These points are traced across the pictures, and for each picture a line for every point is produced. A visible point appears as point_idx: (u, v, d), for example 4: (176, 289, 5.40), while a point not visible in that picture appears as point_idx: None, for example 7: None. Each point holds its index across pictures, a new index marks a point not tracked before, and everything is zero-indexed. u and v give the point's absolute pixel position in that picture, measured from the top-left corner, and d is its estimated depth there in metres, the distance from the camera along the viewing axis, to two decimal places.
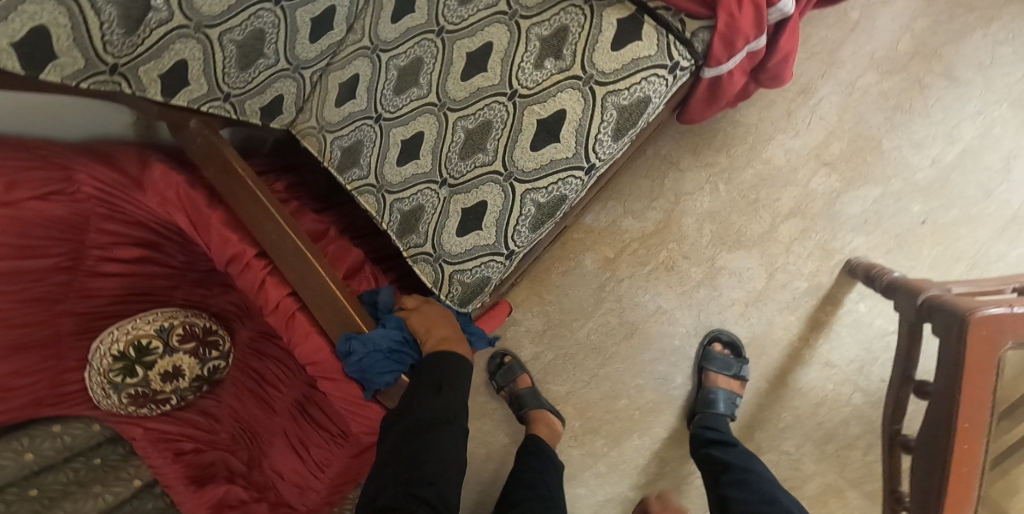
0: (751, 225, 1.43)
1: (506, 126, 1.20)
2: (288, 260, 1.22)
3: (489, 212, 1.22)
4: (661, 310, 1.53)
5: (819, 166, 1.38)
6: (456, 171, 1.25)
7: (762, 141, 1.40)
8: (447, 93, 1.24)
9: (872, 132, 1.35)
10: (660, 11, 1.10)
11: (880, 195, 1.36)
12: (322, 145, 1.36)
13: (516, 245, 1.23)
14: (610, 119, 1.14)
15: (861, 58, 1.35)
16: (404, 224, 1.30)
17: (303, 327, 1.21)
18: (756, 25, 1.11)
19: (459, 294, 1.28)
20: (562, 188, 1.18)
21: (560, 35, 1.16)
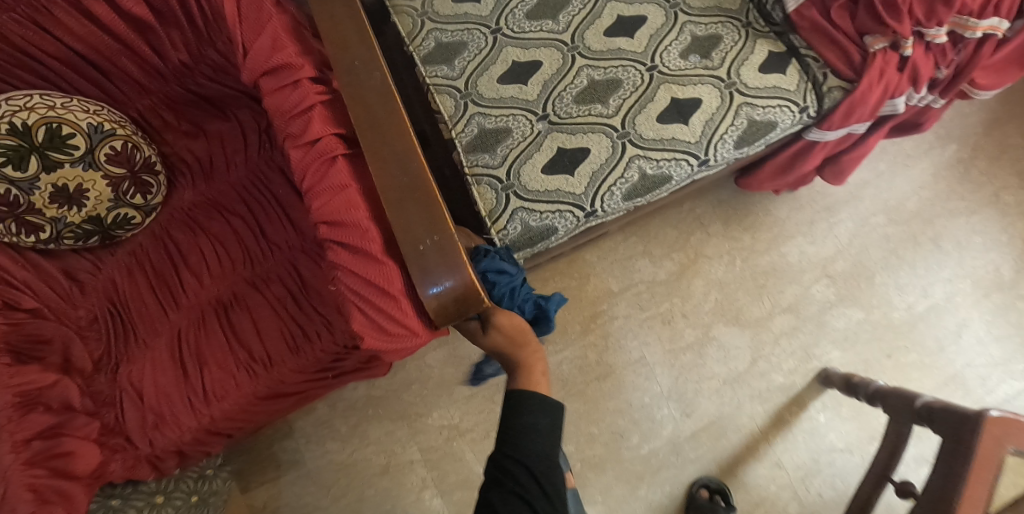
0: (752, 307, 1.48)
1: (636, 91, 1.14)
2: (363, 94, 0.95)
3: (587, 162, 1.11)
4: (644, 361, 1.46)
5: (822, 276, 1.48)
6: (564, 110, 1.15)
7: (783, 237, 1.48)
8: (585, 40, 1.19)
9: (870, 264, 1.47)
10: (808, 58, 1.14)
11: (861, 319, 1.47)
12: (416, 30, 1.23)
13: (602, 207, 1.11)
14: (739, 126, 1.12)
15: (877, 202, 1.48)
16: (476, 140, 1.14)
17: (341, 177, 0.92)
18: (872, 111, 1.15)
19: (515, 236, 1.09)
20: (673, 169, 1.11)
21: (713, 41, 1.16)
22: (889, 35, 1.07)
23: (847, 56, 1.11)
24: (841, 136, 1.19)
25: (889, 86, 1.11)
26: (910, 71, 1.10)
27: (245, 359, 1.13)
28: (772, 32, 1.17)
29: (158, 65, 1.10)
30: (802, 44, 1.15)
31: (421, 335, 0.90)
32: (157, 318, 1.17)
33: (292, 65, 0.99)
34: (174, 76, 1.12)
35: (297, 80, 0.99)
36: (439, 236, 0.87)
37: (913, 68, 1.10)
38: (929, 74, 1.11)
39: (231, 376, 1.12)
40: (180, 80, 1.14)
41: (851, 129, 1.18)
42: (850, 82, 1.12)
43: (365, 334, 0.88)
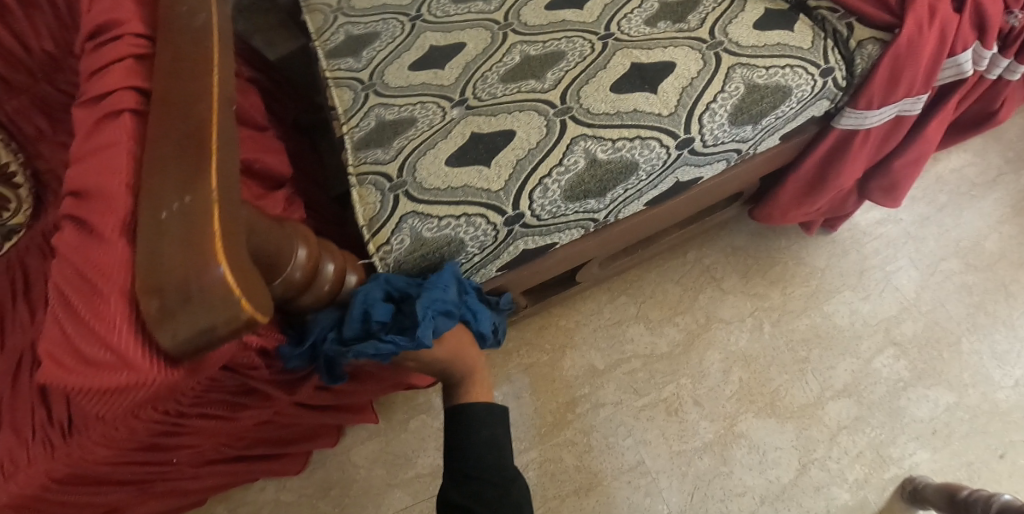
0: (792, 389, 1.05)
1: (583, 62, 0.86)
2: (176, 42, 0.66)
3: (509, 148, 0.80)
4: (645, 468, 1.02)
5: (886, 343, 1.06)
6: (487, 91, 0.85)
7: (824, 292, 1.09)
8: (523, 18, 0.93)
9: (950, 325, 1.06)
10: (821, 9, 0.83)
11: (952, 404, 1.03)
12: (325, 26, 0.97)
13: (534, 208, 0.78)
14: (734, 92, 0.81)
15: (944, 242, 1.10)
16: (369, 135, 0.84)
17: (112, 135, 0.62)
18: (926, 75, 0.81)
19: (408, 248, 0.76)
20: (637, 150, 0.80)
21: (688, 4, 0.89)
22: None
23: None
24: (890, 120, 0.85)
25: (945, 32, 0.78)
26: (970, 12, 0.78)
27: (42, 419, 0.67)
28: None
29: (21, 55, 0.83)
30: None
31: (138, 368, 0.50)
32: None
33: (119, 20, 0.71)
34: (41, 72, 0.85)
35: (116, 35, 0.70)
36: (193, 197, 0.51)
37: (974, 6, 0.78)
38: (999, 18, 0.79)
39: (21, 443, 0.67)
40: (49, 79, 0.86)
41: (903, 107, 0.84)
42: (887, 31, 0.79)
43: (47, 356, 0.54)
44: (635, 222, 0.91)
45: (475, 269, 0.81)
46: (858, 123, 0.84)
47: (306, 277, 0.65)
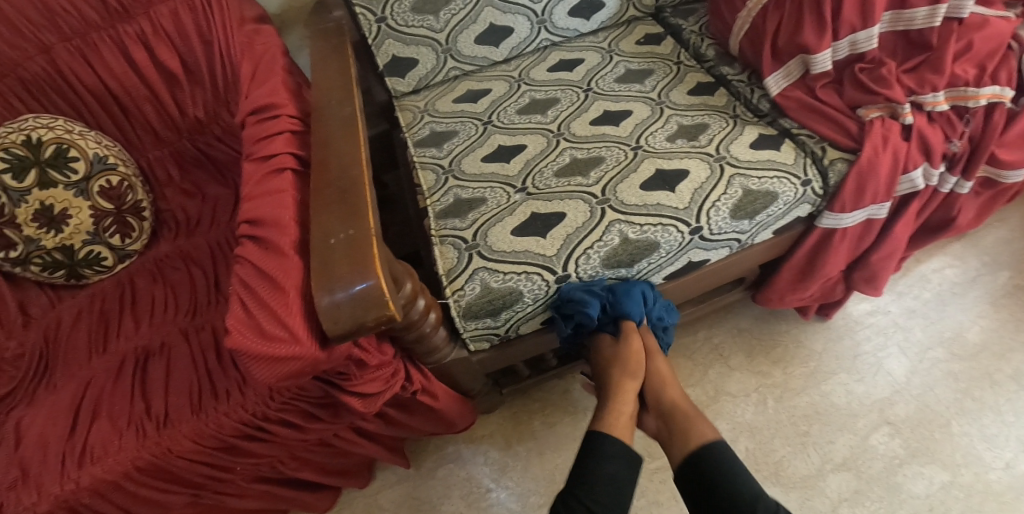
0: (795, 460, 1.13)
1: (619, 165, 1.00)
2: (329, 124, 0.85)
3: (562, 226, 0.93)
4: None
5: (881, 422, 1.15)
6: (543, 183, 1.00)
7: (822, 373, 1.20)
8: (570, 127, 1.08)
9: (940, 408, 1.16)
10: (802, 136, 1.00)
11: (948, 483, 1.10)
12: (414, 122, 1.13)
13: (578, 271, 0.91)
14: (733, 195, 0.95)
15: (930, 333, 1.22)
16: (449, 208, 0.98)
17: (279, 184, 0.80)
18: (888, 188, 0.98)
19: (472, 299, 0.89)
20: (659, 233, 0.93)
21: (700, 127, 1.05)
22: (884, 105, 0.96)
23: (842, 128, 0.98)
24: (861, 222, 1.00)
25: (898, 155, 0.96)
26: (916, 140, 0.96)
27: (138, 413, 0.86)
28: (760, 122, 1.05)
29: (177, 118, 1.07)
30: (794, 125, 1.02)
31: (302, 342, 0.65)
32: (79, 359, 0.95)
33: (277, 104, 0.92)
34: (187, 133, 1.09)
35: (277, 114, 0.91)
36: (356, 231, 0.70)
37: (920, 138, 0.97)
38: (940, 146, 0.98)
39: (115, 434, 0.84)
40: (192, 139, 1.10)
41: (871, 212, 1.00)
42: (852, 153, 0.97)
43: (233, 326, 0.67)
44: (657, 293, 1.01)
45: (523, 321, 0.93)
46: (834, 224, 0.99)
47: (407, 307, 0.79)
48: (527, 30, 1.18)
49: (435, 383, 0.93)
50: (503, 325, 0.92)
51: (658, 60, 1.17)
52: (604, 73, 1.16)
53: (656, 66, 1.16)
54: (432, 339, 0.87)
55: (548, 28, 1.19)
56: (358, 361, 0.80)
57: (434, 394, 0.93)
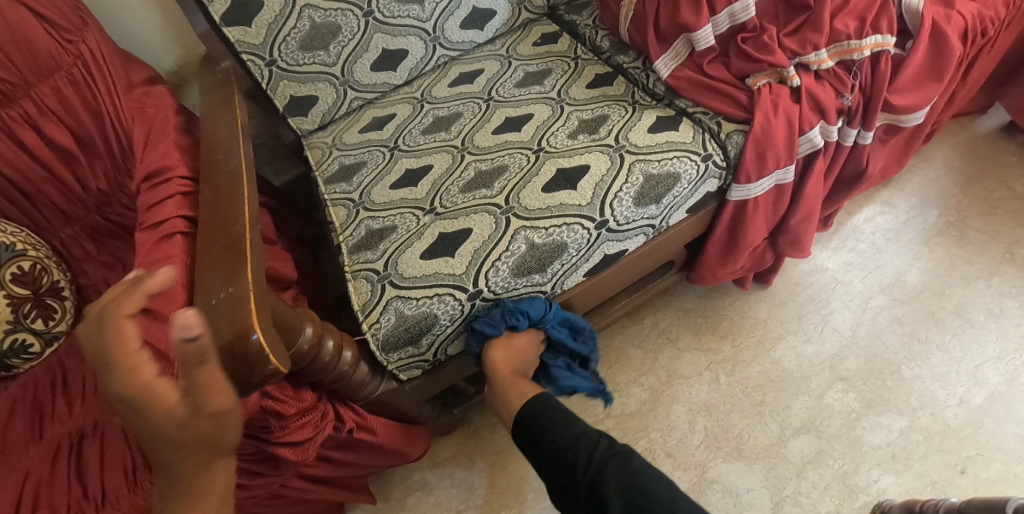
0: (755, 432, 1.13)
1: (521, 171, 1.01)
2: (215, 180, 0.86)
3: (469, 241, 0.95)
4: None
5: (834, 379, 1.16)
6: (450, 201, 1.01)
7: (770, 339, 1.20)
8: (474, 141, 1.09)
9: (889, 355, 1.16)
10: (698, 113, 1.00)
11: (906, 428, 1.11)
12: (323, 158, 1.14)
13: (490, 285, 0.92)
14: (635, 183, 0.96)
15: (871, 282, 1.23)
16: (362, 240, 0.99)
17: (170, 250, 0.84)
18: (788, 149, 0.98)
19: (388, 329, 0.90)
20: (565, 234, 0.94)
21: (599, 119, 1.05)
22: (771, 71, 0.97)
23: (733, 100, 0.98)
24: (770, 189, 1.00)
25: (795, 117, 0.96)
26: (807, 100, 0.96)
27: (78, 497, 0.84)
28: (658, 104, 1.05)
29: (80, 192, 1.07)
30: (690, 104, 1.02)
31: None
32: (15, 450, 0.91)
33: (168, 166, 0.93)
34: (95, 206, 1.08)
35: (167, 178, 0.92)
36: (236, 288, 0.70)
37: (810, 96, 0.96)
38: (833, 103, 0.97)
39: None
40: (100, 211, 1.09)
41: (778, 177, 0.99)
42: (746, 123, 0.97)
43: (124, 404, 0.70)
44: (582, 292, 1.02)
45: (448, 342, 0.94)
46: (741, 194, 0.99)
47: (312, 352, 0.81)
48: (422, 51, 1.19)
49: (371, 419, 0.93)
50: (427, 351, 0.93)
51: (556, 59, 1.18)
52: (504, 81, 1.17)
53: (553, 65, 1.17)
54: (354, 377, 0.88)
55: (443, 44, 1.21)
56: (275, 412, 0.81)
57: (371, 428, 0.94)
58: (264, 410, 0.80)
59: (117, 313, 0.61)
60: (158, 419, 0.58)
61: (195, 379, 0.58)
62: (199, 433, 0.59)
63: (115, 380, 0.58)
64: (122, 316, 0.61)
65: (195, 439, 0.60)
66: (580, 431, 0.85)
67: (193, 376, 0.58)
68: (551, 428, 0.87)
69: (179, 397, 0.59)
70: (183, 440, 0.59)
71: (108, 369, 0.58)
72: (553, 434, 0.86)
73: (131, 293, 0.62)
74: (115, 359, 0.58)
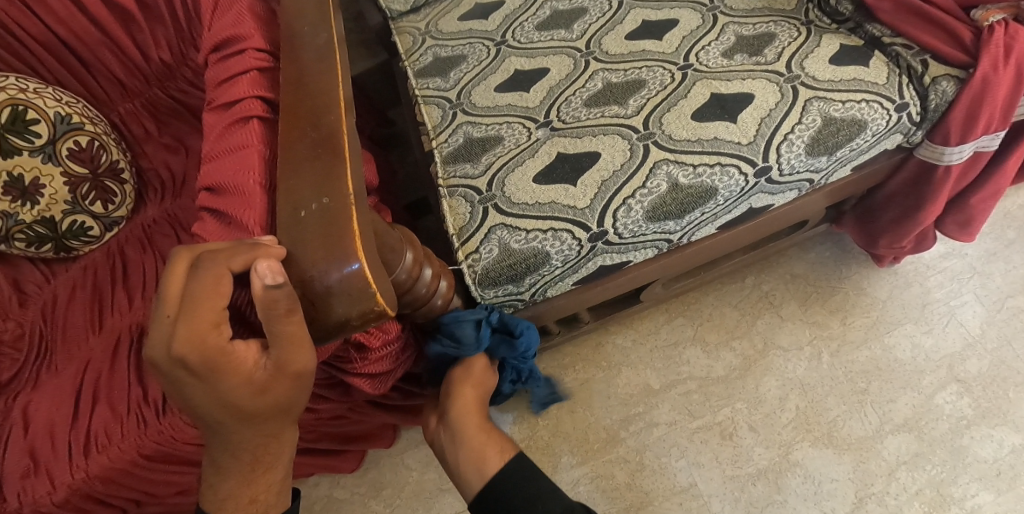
0: (850, 421, 1.04)
1: (664, 91, 0.78)
2: (301, 56, 0.66)
3: (595, 169, 0.73)
4: (697, 491, 1.02)
5: (949, 380, 1.05)
6: (571, 114, 0.78)
7: (886, 324, 1.08)
8: (603, 45, 0.86)
9: (1017, 363, 1.05)
10: (896, 46, 0.80)
11: (1020, 445, 1.01)
12: (414, 48, 0.95)
13: (617, 226, 0.71)
14: (810, 124, 0.74)
15: (1012, 278, 1.10)
16: (458, 150, 0.78)
17: (243, 137, 0.62)
18: (1003, 114, 0.79)
19: (488, 263, 0.70)
20: (717, 177, 0.72)
21: (763, 39, 0.83)
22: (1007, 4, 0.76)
23: (952, 36, 0.77)
24: (968, 157, 0.83)
25: (1021, 71, 0.76)
26: None
27: (138, 399, 0.74)
28: (841, 29, 0.84)
29: (140, 63, 0.92)
30: (886, 32, 0.81)
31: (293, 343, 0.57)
32: (73, 342, 0.84)
33: (243, 35, 0.74)
34: (156, 79, 0.94)
35: (241, 49, 0.73)
36: (332, 197, 0.50)
37: None
38: None
39: (116, 420, 0.73)
40: (162, 85, 0.95)
41: (981, 144, 0.82)
42: (964, 69, 0.76)
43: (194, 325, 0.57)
44: (724, 241, 0.85)
45: (552, 284, 0.74)
46: (933, 158, 0.82)
47: (410, 282, 0.63)
48: None
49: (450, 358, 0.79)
50: (526, 291, 0.73)
51: None
52: None
53: None
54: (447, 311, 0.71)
55: None
56: (357, 345, 0.67)
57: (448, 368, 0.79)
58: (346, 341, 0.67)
59: (219, 262, 0.46)
60: (227, 395, 0.46)
61: (275, 334, 0.47)
62: (280, 399, 0.48)
63: (183, 336, 0.44)
64: (224, 267, 0.46)
65: (266, 406, 0.48)
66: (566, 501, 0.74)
67: (274, 330, 0.46)
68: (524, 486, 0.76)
69: (256, 356, 0.47)
70: (255, 409, 0.48)
71: (178, 323, 0.44)
72: (530, 505, 0.74)
73: (243, 246, 0.48)
74: (194, 312, 0.45)
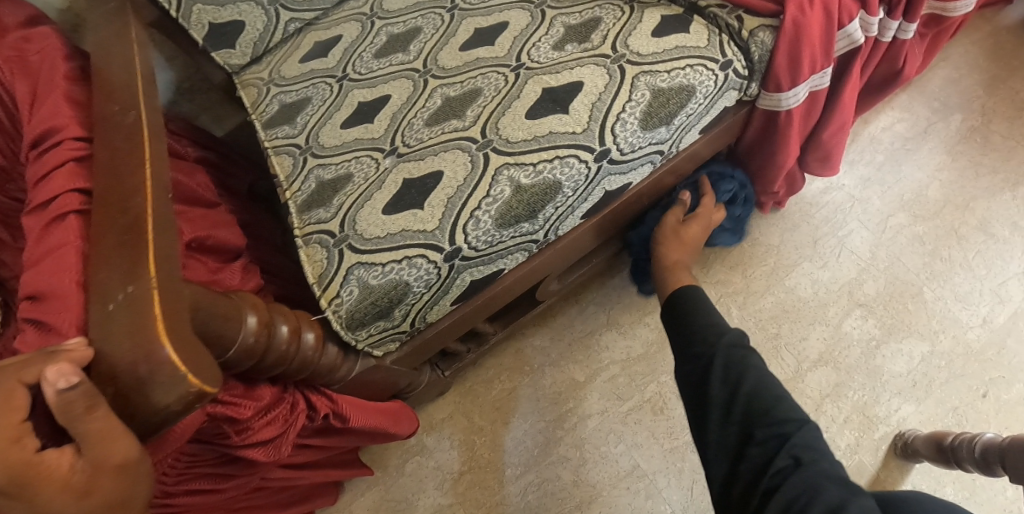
0: (769, 368, 1.06)
1: (499, 95, 0.78)
2: (112, 139, 0.65)
3: (440, 188, 0.73)
4: (642, 471, 1.03)
5: (852, 306, 1.09)
6: (414, 137, 0.78)
7: (784, 266, 1.12)
8: (438, 61, 0.85)
9: (910, 276, 1.10)
10: (711, 7, 0.81)
11: (928, 353, 1.05)
12: (260, 98, 0.91)
13: (469, 241, 0.70)
14: (640, 100, 0.75)
15: (889, 198, 1.14)
16: (312, 197, 0.78)
17: (61, 236, 0.61)
18: (823, 52, 0.82)
19: (353, 304, 0.69)
20: (558, 170, 0.72)
21: (591, 24, 0.83)
22: None
23: None
24: (805, 98, 0.85)
25: (827, 6, 0.79)
26: None
27: None
28: None
29: None
30: None
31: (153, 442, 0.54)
32: None
33: (59, 126, 0.73)
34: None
35: (57, 141, 0.72)
36: (136, 284, 0.50)
37: None
38: None
39: None
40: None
41: (813, 84, 0.84)
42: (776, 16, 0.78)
43: None
44: (597, 229, 0.85)
45: (428, 309, 0.73)
46: (771, 106, 0.85)
47: (262, 344, 0.61)
48: None
49: (346, 405, 0.78)
50: (402, 323, 0.73)
51: None
52: None
53: None
54: (321, 362, 0.70)
55: None
56: (228, 419, 0.65)
57: (347, 416, 0.79)
58: (216, 418, 0.65)
59: (7, 378, 0.45)
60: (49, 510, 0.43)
61: (82, 436, 0.45)
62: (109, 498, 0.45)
63: None
64: (13, 380, 0.44)
65: (97, 510, 0.45)
66: (731, 326, 0.75)
67: (79, 433, 0.45)
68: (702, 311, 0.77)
69: (71, 461, 0.44)
70: None
71: None
72: (702, 318, 0.76)
73: (39, 356, 0.47)
74: None
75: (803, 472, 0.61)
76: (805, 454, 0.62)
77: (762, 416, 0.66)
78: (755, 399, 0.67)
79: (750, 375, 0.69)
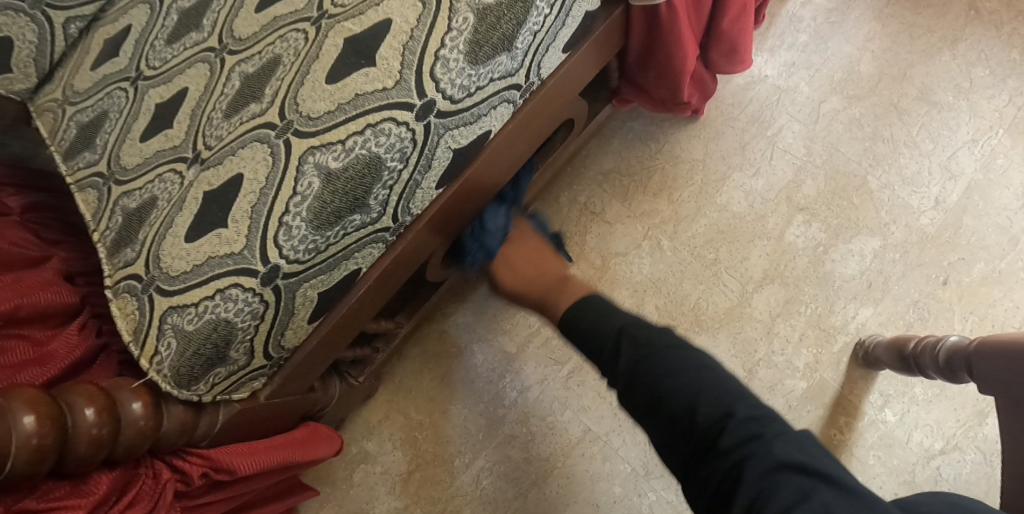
0: (712, 297, 0.97)
1: (298, 60, 0.68)
2: None
3: (243, 195, 0.65)
4: (595, 435, 0.96)
5: (793, 212, 0.98)
6: (214, 135, 0.68)
7: (713, 182, 1.00)
8: (233, 30, 0.73)
9: (851, 166, 0.99)
10: None
11: (880, 248, 0.96)
12: (57, 124, 0.79)
13: (287, 254, 0.64)
14: (461, 28, 0.66)
15: (816, 82, 1.02)
16: (120, 233, 0.69)
17: None
18: None
19: (173, 359, 0.64)
20: (372, 142, 0.65)
21: None
22: None
23: None
24: None
25: None
26: None
27: None
28: None
29: None
30: None
31: None
32: None
33: None
34: None
35: None
36: None
37: None
38: None
39: None
40: None
41: None
42: None
43: None
44: (464, 190, 0.77)
45: (280, 331, 0.68)
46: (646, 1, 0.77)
47: (53, 443, 0.53)
48: None
49: (225, 456, 0.68)
50: (246, 358, 0.68)
51: None
52: None
53: None
54: (161, 428, 0.64)
55: None
56: None
57: (232, 468, 0.69)
58: None
59: None
60: None
61: None
62: None
63: None
64: None
65: None
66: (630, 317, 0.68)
67: None
68: (595, 320, 0.71)
69: None
70: None
71: None
72: (598, 330, 0.69)
73: None
74: None
75: (753, 460, 0.52)
76: (749, 436, 0.54)
77: (698, 420, 0.57)
78: (680, 397, 0.59)
79: (669, 373, 0.61)
